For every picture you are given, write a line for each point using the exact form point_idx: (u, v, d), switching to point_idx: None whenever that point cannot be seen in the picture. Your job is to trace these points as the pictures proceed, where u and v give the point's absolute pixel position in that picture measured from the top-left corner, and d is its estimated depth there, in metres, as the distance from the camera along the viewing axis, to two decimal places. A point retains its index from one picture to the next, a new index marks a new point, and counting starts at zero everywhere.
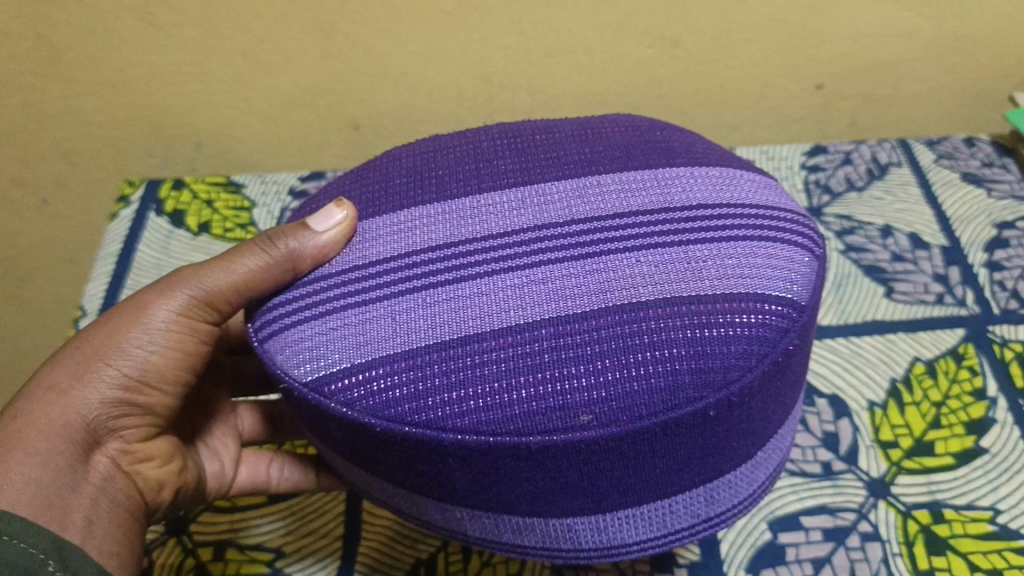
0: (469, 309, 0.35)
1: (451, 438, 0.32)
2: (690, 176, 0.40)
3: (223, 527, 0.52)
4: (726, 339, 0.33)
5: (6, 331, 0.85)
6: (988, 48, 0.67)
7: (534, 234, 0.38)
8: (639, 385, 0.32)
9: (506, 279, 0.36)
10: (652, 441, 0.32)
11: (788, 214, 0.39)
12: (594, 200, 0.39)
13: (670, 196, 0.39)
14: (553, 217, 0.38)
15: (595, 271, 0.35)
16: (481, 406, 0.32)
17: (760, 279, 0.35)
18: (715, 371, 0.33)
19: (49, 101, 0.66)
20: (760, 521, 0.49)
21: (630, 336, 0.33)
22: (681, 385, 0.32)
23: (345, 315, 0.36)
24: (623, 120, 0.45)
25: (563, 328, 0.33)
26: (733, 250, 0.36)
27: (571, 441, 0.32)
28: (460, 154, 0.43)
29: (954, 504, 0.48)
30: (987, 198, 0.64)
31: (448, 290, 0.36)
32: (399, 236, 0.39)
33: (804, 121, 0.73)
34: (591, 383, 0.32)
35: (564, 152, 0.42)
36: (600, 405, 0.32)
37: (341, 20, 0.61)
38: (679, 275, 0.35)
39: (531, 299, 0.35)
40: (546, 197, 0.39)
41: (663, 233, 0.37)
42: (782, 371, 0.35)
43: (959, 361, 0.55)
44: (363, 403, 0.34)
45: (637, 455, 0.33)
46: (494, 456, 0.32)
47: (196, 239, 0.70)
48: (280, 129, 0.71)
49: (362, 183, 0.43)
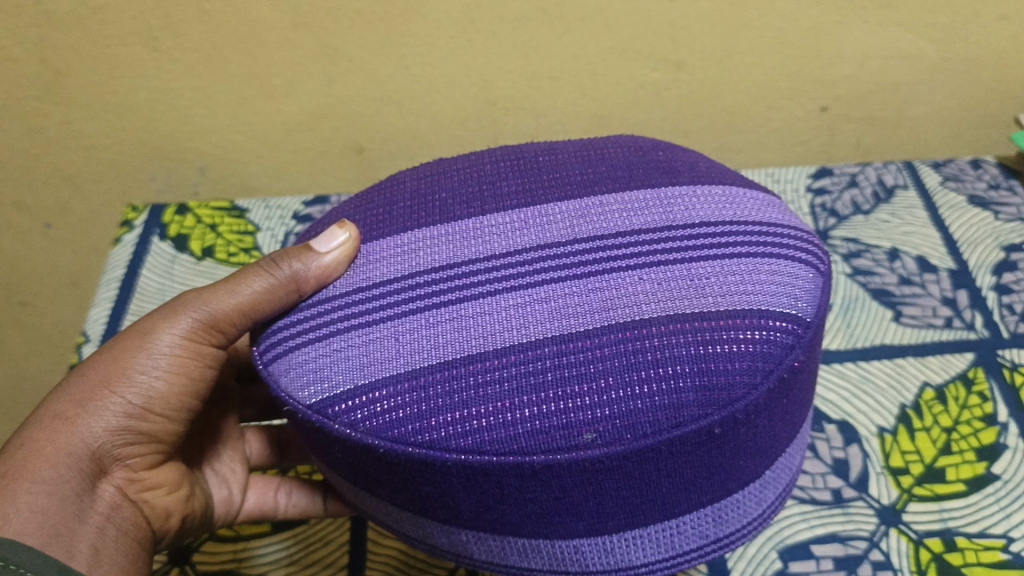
0: (471, 329, 0.35)
1: (454, 459, 0.32)
2: (693, 194, 0.40)
3: (227, 555, 0.52)
4: (730, 357, 0.33)
5: (9, 355, 0.85)
6: (993, 70, 0.67)
7: (537, 253, 0.37)
8: (643, 403, 0.32)
9: (508, 298, 0.35)
10: (658, 460, 0.32)
11: (794, 231, 0.39)
12: (597, 218, 0.39)
13: (672, 214, 0.38)
14: (555, 237, 0.38)
15: (597, 289, 0.35)
16: (483, 426, 0.32)
17: (765, 294, 0.35)
18: (719, 389, 0.32)
19: (53, 125, 0.66)
20: (771, 550, 0.48)
21: (633, 354, 0.33)
22: (685, 403, 0.32)
23: (348, 338, 0.36)
24: (625, 141, 0.45)
25: (566, 347, 0.33)
26: (738, 267, 0.36)
27: (575, 461, 0.31)
28: (464, 176, 0.42)
29: (966, 532, 0.48)
30: (995, 220, 0.64)
31: (450, 311, 0.35)
32: (403, 258, 0.39)
33: (809, 144, 0.72)
34: (595, 402, 0.32)
35: (567, 173, 0.42)
36: (604, 424, 0.31)
37: (346, 45, 0.61)
38: (681, 292, 0.34)
39: (533, 319, 0.34)
40: (548, 216, 0.39)
41: (666, 249, 0.36)
42: (789, 388, 0.34)
43: (969, 386, 0.54)
44: (366, 425, 0.33)
45: (642, 475, 0.32)
46: (498, 476, 0.32)
47: (199, 263, 0.69)
48: (285, 153, 0.70)
49: (366, 207, 0.43)
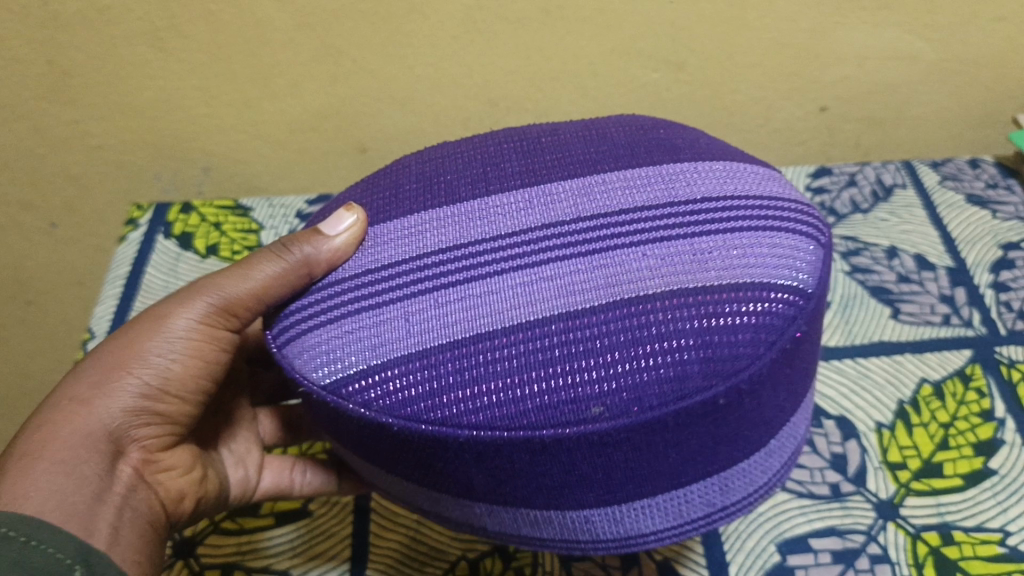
0: (475, 310, 0.35)
1: (466, 433, 0.32)
2: (695, 171, 0.40)
3: (230, 548, 0.51)
4: (737, 328, 0.33)
5: (15, 356, 0.86)
6: (991, 70, 0.67)
7: (542, 232, 0.37)
8: (649, 375, 0.32)
9: (514, 277, 0.36)
10: (664, 432, 0.32)
11: (792, 205, 0.39)
12: (598, 194, 0.38)
13: (676, 189, 0.38)
14: (561, 216, 0.38)
15: (601, 266, 0.35)
16: (495, 402, 0.32)
17: (767, 270, 0.35)
18: (724, 360, 0.33)
19: (59, 126, 0.67)
20: (768, 542, 0.48)
21: (637, 328, 0.33)
22: (693, 375, 0.32)
23: (357, 323, 0.36)
24: (625, 120, 0.45)
25: (574, 322, 0.33)
26: (740, 241, 0.36)
27: (584, 433, 0.32)
28: (471, 157, 0.42)
29: (964, 526, 0.48)
30: (992, 219, 0.64)
31: (457, 291, 0.36)
32: (409, 240, 0.39)
33: (808, 143, 0.73)
34: (603, 377, 0.32)
35: (569, 153, 0.41)
36: (614, 397, 0.32)
37: (350, 46, 0.62)
38: (685, 266, 0.35)
39: (538, 298, 0.34)
40: (552, 195, 0.39)
41: (669, 223, 0.36)
42: (792, 356, 0.35)
43: (966, 382, 0.54)
44: (381, 402, 0.34)
45: (649, 445, 0.32)
46: (510, 451, 0.32)
47: (204, 261, 0.69)
48: (288, 151, 0.71)
49: (373, 190, 0.43)
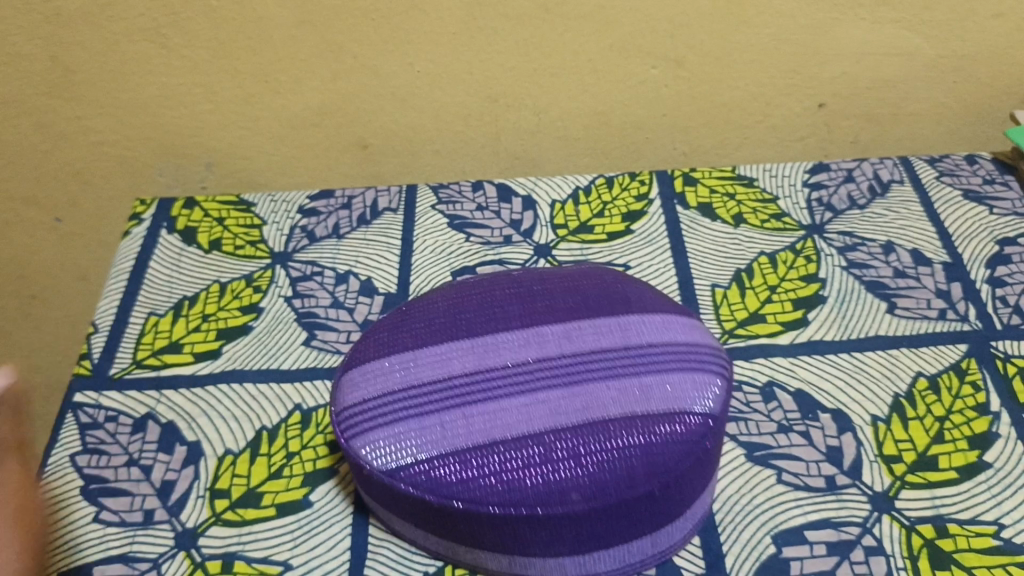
0: (496, 418, 0.44)
1: (487, 511, 0.42)
2: (644, 327, 0.47)
3: (230, 537, 0.49)
4: (666, 440, 0.43)
5: (26, 340, 0.90)
6: (987, 66, 0.68)
7: (532, 365, 0.46)
8: (610, 469, 0.42)
9: (512, 412, 0.44)
10: (614, 509, 0.42)
11: (714, 356, 0.47)
12: (578, 340, 0.47)
13: (626, 337, 0.47)
14: (544, 356, 0.46)
15: (577, 394, 0.44)
16: (509, 482, 0.42)
17: (693, 402, 0.44)
18: (658, 464, 0.43)
19: (63, 120, 0.68)
20: (764, 534, 0.48)
21: (599, 452, 0.42)
22: (638, 473, 0.42)
23: (406, 421, 0.44)
24: (591, 274, 0.52)
25: (554, 441, 0.43)
26: (673, 381, 0.45)
27: (564, 513, 0.42)
28: (474, 320, 0.49)
29: (958, 519, 0.48)
30: (989, 215, 0.65)
31: (473, 408, 0.44)
32: (426, 385, 0.46)
33: (807, 140, 0.73)
34: (578, 469, 0.42)
35: (553, 299, 0.50)
36: (586, 487, 0.42)
37: (351, 42, 0.63)
38: (632, 400, 0.44)
39: (536, 412, 0.44)
40: (542, 335, 0.47)
41: (620, 366, 0.45)
42: (707, 462, 0.45)
43: (962, 376, 0.55)
44: (427, 484, 0.43)
45: (604, 522, 0.43)
46: (516, 509, 0.42)
47: (207, 256, 0.66)
48: (290, 147, 0.71)
49: (399, 322, 0.50)
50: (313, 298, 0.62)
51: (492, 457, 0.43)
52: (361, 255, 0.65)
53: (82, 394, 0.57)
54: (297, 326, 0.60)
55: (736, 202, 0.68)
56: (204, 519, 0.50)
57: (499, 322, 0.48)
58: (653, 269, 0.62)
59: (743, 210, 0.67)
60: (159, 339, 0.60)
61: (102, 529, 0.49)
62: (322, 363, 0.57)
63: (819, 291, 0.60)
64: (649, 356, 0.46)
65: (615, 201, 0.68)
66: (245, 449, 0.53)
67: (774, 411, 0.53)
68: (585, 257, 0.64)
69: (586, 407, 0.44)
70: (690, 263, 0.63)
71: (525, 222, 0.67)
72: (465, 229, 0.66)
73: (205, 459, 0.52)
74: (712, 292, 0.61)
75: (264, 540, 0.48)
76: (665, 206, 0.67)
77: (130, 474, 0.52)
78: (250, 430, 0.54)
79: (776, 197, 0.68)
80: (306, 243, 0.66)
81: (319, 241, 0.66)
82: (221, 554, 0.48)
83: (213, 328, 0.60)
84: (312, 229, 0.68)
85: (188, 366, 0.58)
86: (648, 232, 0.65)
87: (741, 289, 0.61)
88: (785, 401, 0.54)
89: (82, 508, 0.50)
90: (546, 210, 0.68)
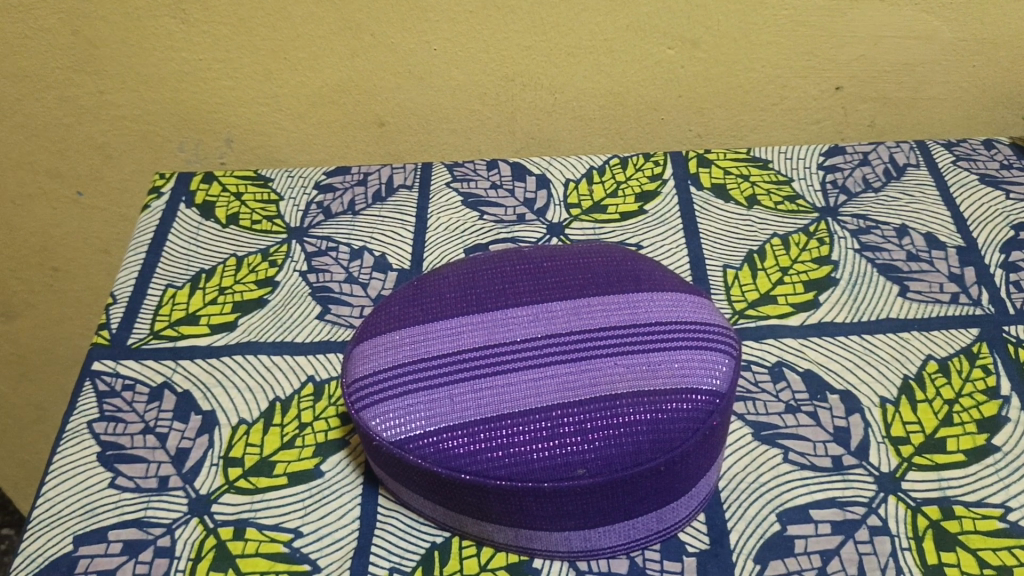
0: (503, 392, 0.44)
1: (495, 484, 0.43)
2: (652, 305, 0.48)
3: (242, 504, 0.49)
4: (672, 417, 0.43)
5: (48, 310, 0.92)
6: (1007, 50, 0.67)
7: (542, 341, 0.46)
8: (616, 445, 0.43)
9: (521, 387, 0.44)
10: (620, 483, 0.43)
11: (723, 334, 0.47)
12: (587, 317, 0.47)
13: (635, 315, 0.47)
14: (554, 332, 0.47)
15: (584, 370, 0.45)
16: (515, 455, 0.43)
17: (700, 380, 0.44)
18: (665, 441, 0.43)
19: (85, 95, 0.69)
20: (769, 512, 0.48)
21: (604, 427, 0.43)
22: (644, 450, 0.43)
23: (416, 394, 0.45)
24: (602, 252, 0.52)
25: (561, 415, 0.43)
26: (680, 359, 0.45)
27: (570, 488, 0.42)
28: (485, 296, 0.49)
29: (965, 501, 0.48)
30: (1005, 200, 0.64)
31: (482, 382, 0.45)
32: (437, 359, 0.46)
33: (823, 124, 0.73)
34: (583, 445, 0.42)
35: (564, 276, 0.50)
36: (592, 462, 0.42)
37: (368, 20, 0.63)
38: (638, 377, 0.44)
39: (544, 387, 0.44)
40: (552, 312, 0.48)
41: (627, 343, 0.46)
42: (713, 440, 0.45)
43: (972, 360, 0.55)
44: (436, 456, 0.43)
45: (609, 496, 0.43)
46: (523, 482, 0.43)
47: (224, 230, 0.67)
48: (308, 125, 0.71)
49: (412, 296, 0.50)
50: (327, 272, 0.63)
51: (500, 430, 0.43)
52: (375, 232, 0.65)
53: (100, 363, 0.58)
54: (312, 299, 0.61)
55: (750, 183, 0.68)
56: (217, 486, 0.50)
57: (510, 299, 0.49)
58: (665, 249, 0.63)
59: (757, 192, 0.67)
60: (177, 310, 0.61)
61: (117, 494, 0.50)
62: (336, 336, 0.58)
63: (830, 274, 0.60)
64: (657, 334, 0.46)
65: (628, 181, 0.69)
66: (259, 420, 0.54)
67: (783, 391, 0.54)
68: (597, 236, 0.64)
69: (594, 382, 0.44)
70: (702, 243, 0.63)
71: (538, 202, 0.67)
72: (479, 208, 0.67)
73: (220, 429, 0.53)
74: (723, 272, 0.61)
75: (276, 507, 0.49)
76: (678, 186, 0.68)
77: (146, 441, 0.53)
78: (263, 401, 0.55)
79: (791, 179, 0.68)
80: (322, 218, 0.67)
81: (334, 218, 0.67)
82: (234, 521, 0.49)
83: (229, 300, 0.61)
84: (328, 205, 0.68)
85: (204, 337, 0.59)
86: (661, 212, 0.66)
87: (752, 270, 0.61)
88: (794, 381, 0.54)
89: (98, 473, 0.51)
90: (559, 189, 0.68)
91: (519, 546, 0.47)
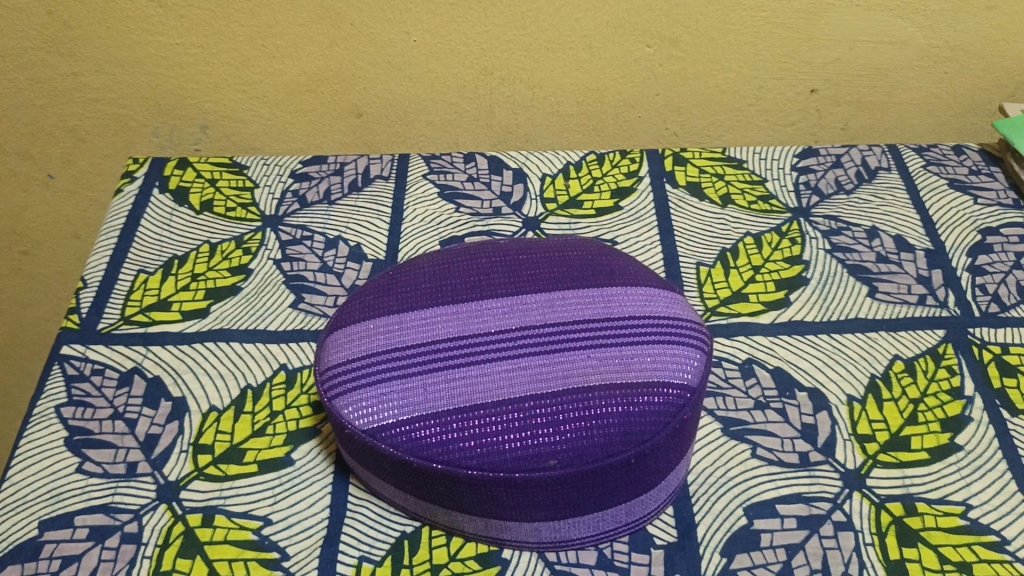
0: (477, 382, 0.44)
1: (466, 474, 0.43)
2: (626, 299, 0.48)
3: (211, 491, 0.49)
4: (643, 411, 0.44)
5: (15, 293, 0.91)
6: (978, 58, 0.69)
7: (516, 332, 0.46)
8: (587, 436, 0.43)
9: (495, 379, 0.44)
10: (591, 476, 0.43)
11: (695, 329, 0.48)
12: (561, 310, 0.47)
13: (609, 308, 0.47)
14: (528, 323, 0.47)
15: (557, 362, 0.45)
16: (487, 445, 0.43)
17: (672, 373, 0.45)
18: (636, 433, 0.43)
19: (58, 76, 0.69)
20: (736, 507, 0.49)
21: (577, 419, 0.43)
22: (615, 442, 0.43)
23: (390, 383, 0.45)
24: (577, 246, 0.53)
25: (534, 406, 0.43)
26: (652, 353, 0.45)
27: (541, 479, 0.43)
28: (461, 287, 0.49)
29: (927, 498, 0.49)
30: (974, 205, 0.66)
31: (456, 372, 0.45)
32: (411, 349, 0.46)
33: (797, 125, 0.74)
34: (555, 437, 0.43)
35: (540, 269, 0.50)
36: (563, 454, 0.43)
37: (348, 9, 0.63)
38: (611, 369, 0.45)
39: (517, 378, 0.44)
40: (526, 304, 0.48)
41: (601, 336, 0.46)
42: (683, 434, 0.45)
43: (938, 361, 0.55)
44: (407, 445, 0.43)
45: (580, 488, 0.44)
46: (494, 472, 0.43)
47: (198, 216, 0.67)
48: (284, 114, 0.71)
49: (387, 286, 0.50)
50: (301, 262, 0.62)
51: (472, 420, 0.43)
52: (351, 222, 0.65)
53: (69, 347, 0.57)
54: (285, 287, 0.61)
55: (724, 183, 0.68)
56: (186, 473, 0.50)
57: (485, 291, 0.49)
58: (640, 245, 0.63)
59: (731, 191, 0.68)
60: (149, 296, 0.61)
61: (84, 479, 0.50)
62: (309, 325, 0.58)
63: (801, 273, 0.61)
64: (630, 328, 0.46)
65: (604, 177, 0.69)
66: (230, 407, 0.53)
67: (752, 387, 0.54)
68: (573, 231, 0.65)
69: (567, 375, 0.44)
70: (676, 240, 0.64)
71: (514, 195, 0.67)
72: (455, 200, 0.67)
73: (190, 416, 0.53)
74: (696, 270, 0.62)
75: (246, 495, 0.49)
76: (653, 183, 0.68)
77: (114, 427, 0.52)
78: (235, 388, 0.54)
79: (764, 178, 0.69)
80: (297, 207, 0.67)
81: (310, 207, 0.67)
82: (202, 507, 0.49)
83: (202, 287, 0.61)
84: (304, 194, 0.68)
85: (176, 323, 0.59)
86: (636, 209, 0.66)
87: (725, 267, 0.62)
88: (764, 378, 0.55)
89: (65, 458, 0.51)
90: (536, 183, 0.68)
91: (488, 536, 0.47)
